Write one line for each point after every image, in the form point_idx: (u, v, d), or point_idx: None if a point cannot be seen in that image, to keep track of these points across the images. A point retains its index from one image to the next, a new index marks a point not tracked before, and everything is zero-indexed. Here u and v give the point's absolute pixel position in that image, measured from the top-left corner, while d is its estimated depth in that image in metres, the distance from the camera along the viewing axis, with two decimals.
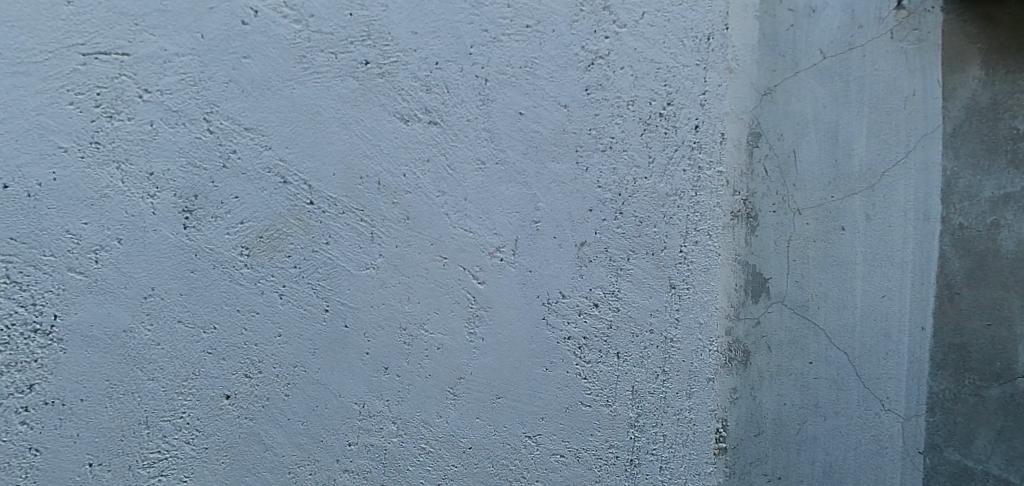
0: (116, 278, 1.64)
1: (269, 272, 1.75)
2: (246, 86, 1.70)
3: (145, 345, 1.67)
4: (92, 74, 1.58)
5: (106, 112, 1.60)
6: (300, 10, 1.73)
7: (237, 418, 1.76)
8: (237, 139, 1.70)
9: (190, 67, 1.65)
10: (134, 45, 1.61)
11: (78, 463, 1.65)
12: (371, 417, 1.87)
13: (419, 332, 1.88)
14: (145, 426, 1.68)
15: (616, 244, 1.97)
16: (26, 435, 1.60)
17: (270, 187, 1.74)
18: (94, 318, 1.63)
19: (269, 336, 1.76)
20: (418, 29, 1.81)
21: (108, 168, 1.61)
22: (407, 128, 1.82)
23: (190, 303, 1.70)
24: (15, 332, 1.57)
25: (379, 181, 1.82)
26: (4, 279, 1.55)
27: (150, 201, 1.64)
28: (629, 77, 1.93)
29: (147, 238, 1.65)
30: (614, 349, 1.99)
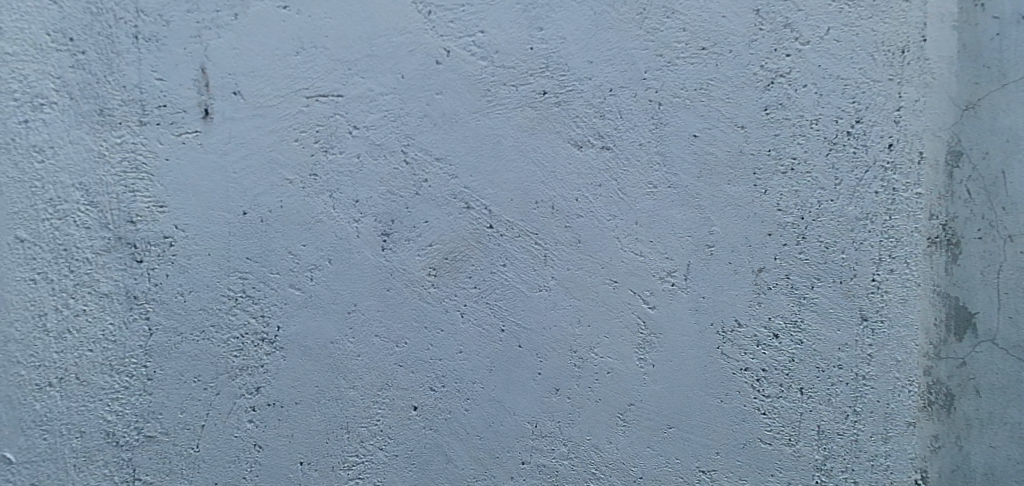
0: (326, 294, 1.83)
1: (452, 292, 1.87)
2: (437, 119, 1.84)
3: (348, 356, 1.84)
4: (313, 114, 1.80)
5: (323, 147, 1.80)
6: (486, 48, 1.85)
7: (423, 429, 1.87)
8: (428, 168, 1.84)
9: (391, 104, 1.83)
10: (347, 87, 1.81)
11: (291, 461, 1.82)
12: (544, 437, 1.90)
13: (589, 355, 1.89)
14: (346, 430, 1.84)
15: (798, 270, 1.86)
16: (253, 432, 1.79)
17: (456, 212, 1.86)
18: (308, 330, 1.82)
19: (451, 353, 1.87)
20: (593, 58, 1.86)
21: (323, 196, 1.81)
22: (581, 155, 1.87)
23: (385, 319, 1.85)
24: (248, 339, 1.78)
25: (552, 205, 1.88)
26: (241, 293, 1.78)
27: (355, 225, 1.82)
28: (813, 95, 1.84)
29: (352, 258, 1.83)
30: (797, 383, 1.87)
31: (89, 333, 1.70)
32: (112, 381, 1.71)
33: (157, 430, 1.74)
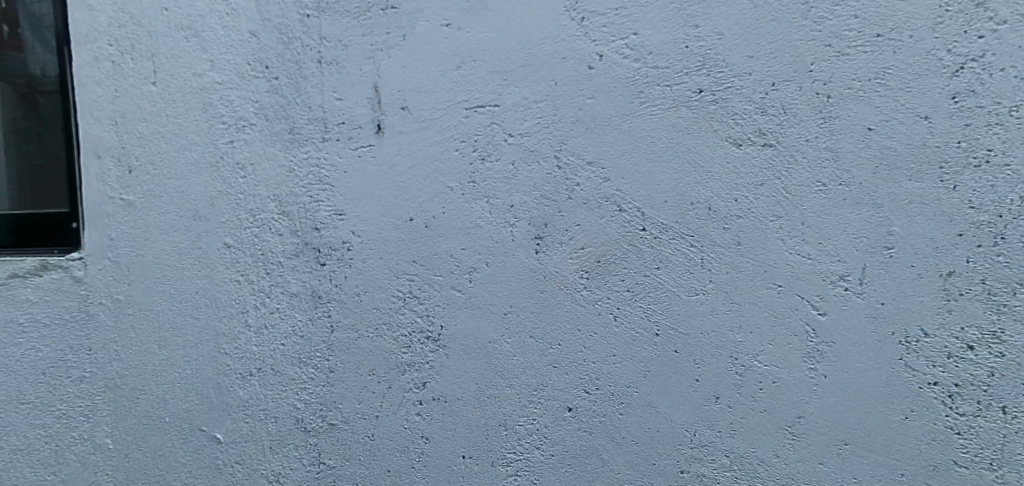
0: (484, 296, 1.85)
1: (605, 295, 1.83)
2: (590, 123, 1.79)
3: (505, 356, 1.86)
4: (472, 125, 1.81)
5: (481, 155, 1.81)
6: (639, 49, 1.77)
7: (579, 430, 1.87)
8: (581, 173, 1.80)
9: (544, 111, 1.80)
10: (503, 97, 1.80)
11: (455, 454, 1.89)
12: (704, 446, 1.83)
13: (752, 363, 1.79)
14: (505, 428, 1.88)
15: (997, 274, 1.66)
16: (420, 424, 1.89)
17: (608, 215, 1.81)
18: (468, 331, 1.86)
19: (605, 356, 1.84)
20: (754, 53, 1.74)
21: (480, 203, 1.83)
22: (739, 153, 1.76)
23: (539, 322, 1.85)
24: (415, 337, 1.86)
25: (710, 207, 1.78)
26: (408, 294, 1.86)
27: (510, 229, 1.83)
28: (1012, 79, 1.63)
29: (507, 261, 1.84)
30: (998, 401, 1.67)
31: (281, 329, 1.87)
32: (301, 371, 1.88)
33: (338, 419, 1.89)
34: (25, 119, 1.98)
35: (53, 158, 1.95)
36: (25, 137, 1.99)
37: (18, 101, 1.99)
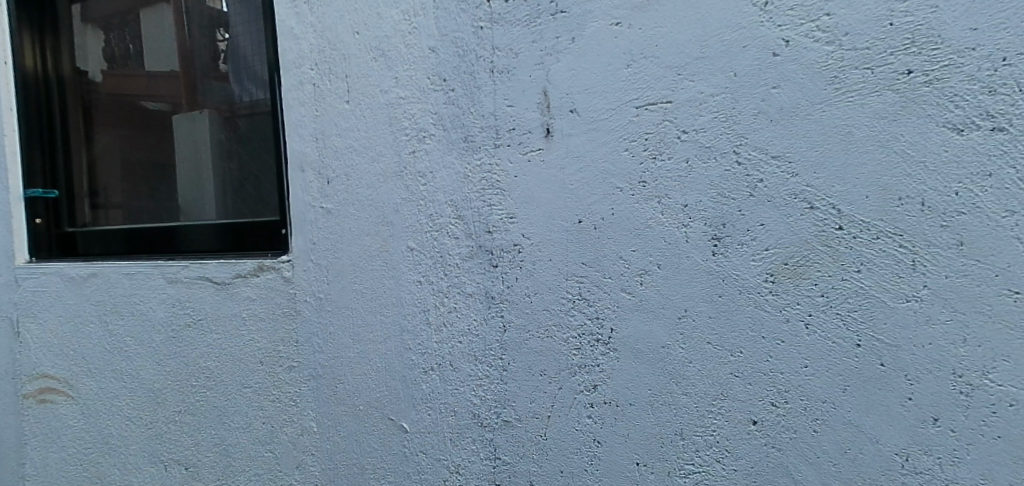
0: (658, 300, 1.64)
1: (794, 301, 1.53)
2: (776, 114, 1.51)
3: (681, 363, 1.63)
4: (643, 123, 1.62)
5: (652, 154, 1.62)
6: (835, 30, 1.45)
7: (765, 446, 1.58)
8: (764, 168, 1.53)
9: (723, 104, 1.55)
10: (676, 93, 1.59)
11: (628, 460, 1.71)
12: (918, 473, 1.45)
13: (977, 381, 1.38)
14: (681, 437, 1.65)
15: None
16: (593, 427, 1.74)
17: (797, 213, 1.51)
18: (641, 334, 1.66)
19: (795, 366, 1.54)
20: (978, 25, 1.35)
21: (651, 202, 1.63)
22: (961, 140, 1.38)
23: (718, 328, 1.59)
24: (585, 339, 1.72)
25: (923, 202, 1.41)
26: (576, 296, 1.72)
27: (684, 230, 1.60)
28: None
29: (682, 263, 1.61)
30: None
31: (459, 328, 1.88)
32: (477, 369, 1.86)
33: (511, 416, 1.83)
34: (227, 140, 2.68)
35: (245, 166, 2.59)
36: (226, 152, 2.68)
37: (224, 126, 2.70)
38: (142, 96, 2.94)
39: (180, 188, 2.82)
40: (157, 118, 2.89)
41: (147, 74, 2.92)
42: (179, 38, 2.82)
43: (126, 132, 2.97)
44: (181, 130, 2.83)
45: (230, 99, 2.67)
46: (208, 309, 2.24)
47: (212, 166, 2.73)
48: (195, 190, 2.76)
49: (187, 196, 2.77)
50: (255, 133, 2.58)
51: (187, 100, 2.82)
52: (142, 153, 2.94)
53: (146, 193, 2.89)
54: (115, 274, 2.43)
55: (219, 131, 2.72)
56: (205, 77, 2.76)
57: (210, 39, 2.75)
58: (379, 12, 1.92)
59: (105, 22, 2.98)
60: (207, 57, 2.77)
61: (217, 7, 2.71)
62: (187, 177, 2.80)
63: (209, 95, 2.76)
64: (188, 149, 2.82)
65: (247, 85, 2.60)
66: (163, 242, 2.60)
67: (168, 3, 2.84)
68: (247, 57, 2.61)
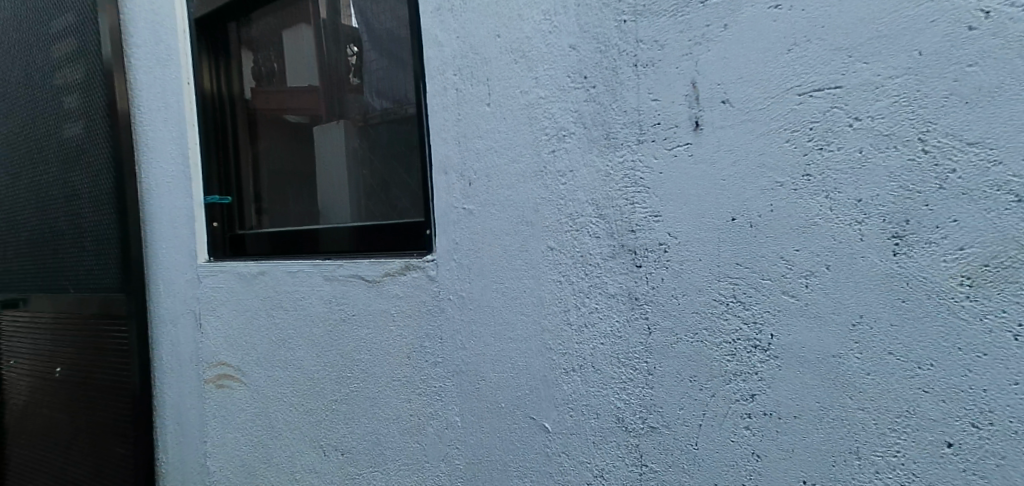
0: (827, 303, 1.50)
1: (998, 307, 1.31)
2: (972, 96, 1.31)
3: (856, 373, 1.47)
4: (807, 112, 1.49)
5: (818, 144, 1.48)
6: None
7: (963, 473, 1.36)
8: (957, 157, 1.33)
9: (905, 87, 1.38)
10: (848, 77, 1.44)
11: (792, 477, 1.56)
12: None
13: None
14: (857, 456, 1.48)
15: None
16: (751, 439, 1.61)
17: (1002, 207, 1.30)
18: (807, 341, 1.53)
19: (1002, 383, 1.31)
20: None
21: (817, 197, 1.49)
22: None
23: (901, 336, 1.41)
24: (741, 345, 1.61)
25: None
26: (731, 298, 1.62)
27: (858, 227, 1.45)
28: None
29: (856, 264, 1.46)
30: None
31: (601, 329, 1.83)
32: (621, 372, 1.80)
33: (659, 423, 1.75)
34: (360, 147, 2.89)
35: (376, 171, 2.79)
36: (360, 159, 2.89)
37: (357, 135, 2.91)
38: (288, 111, 3.24)
39: (319, 193, 3.08)
40: (301, 131, 3.18)
41: (293, 91, 3.22)
42: (320, 56, 3.09)
43: (275, 144, 3.29)
44: (321, 140, 3.09)
45: (362, 110, 2.87)
46: (359, 306, 2.39)
47: (347, 172, 2.95)
48: (334, 195, 3.00)
49: (327, 201, 3.02)
50: (384, 141, 2.76)
51: (326, 112, 3.07)
52: (288, 163, 3.24)
53: (291, 198, 3.18)
54: (279, 272, 2.67)
55: (352, 140, 2.94)
56: (342, 90, 3.01)
57: (345, 55, 2.98)
58: (518, 14, 1.94)
59: (258, 45, 3.31)
60: (342, 72, 3.00)
61: (350, 25, 2.93)
62: (325, 183, 3.05)
63: (344, 106, 2.99)
64: (326, 157, 3.06)
65: (377, 95, 2.79)
66: (306, 243, 2.90)
67: (309, 26, 3.10)
68: (377, 70, 2.79)
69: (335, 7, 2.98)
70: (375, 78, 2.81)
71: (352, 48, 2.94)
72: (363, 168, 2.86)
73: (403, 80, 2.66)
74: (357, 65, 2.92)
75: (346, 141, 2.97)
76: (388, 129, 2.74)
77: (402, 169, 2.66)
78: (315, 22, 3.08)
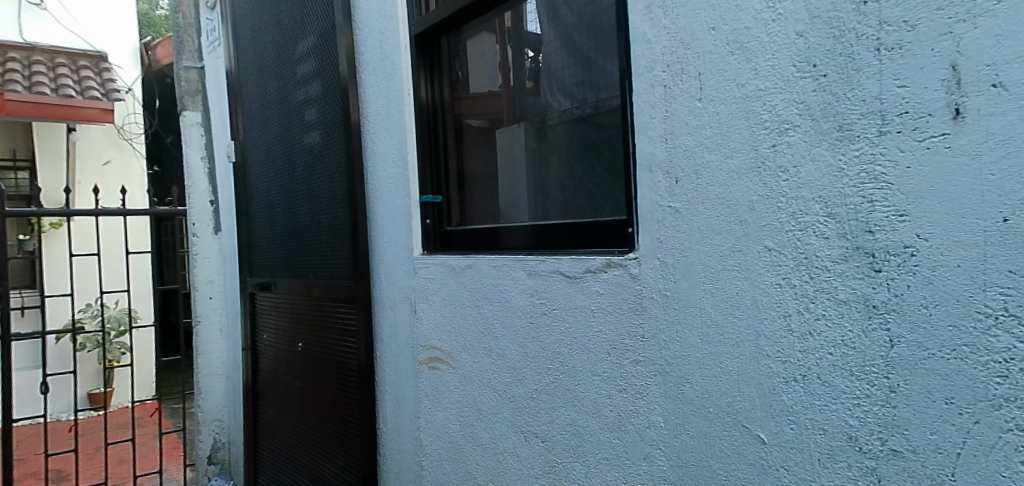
0: None
1: None
2: None
3: None
4: None
5: None
6: None
7: None
8: None
9: None
10: None
11: None
12: None
13: None
14: None
15: None
16: None
17: None
18: None
19: None
20: None
21: None
22: None
23: None
24: (1016, 366, 1.38)
25: None
26: (1002, 311, 1.39)
27: None
28: None
29: None
30: None
31: (829, 337, 1.69)
32: (854, 386, 1.65)
33: (903, 446, 1.57)
34: (539, 148, 3.08)
35: (554, 172, 2.95)
36: (538, 158, 3.08)
37: (535, 135, 3.10)
38: (472, 115, 3.48)
39: (500, 192, 3.31)
40: (483, 133, 3.42)
41: (475, 95, 3.46)
42: (501, 62, 3.30)
43: (457, 145, 3.54)
44: (502, 141, 3.31)
45: (543, 112, 3.06)
46: (560, 301, 2.46)
47: (526, 172, 3.15)
48: (512, 194, 3.23)
49: (509, 198, 3.24)
50: (566, 140, 2.91)
51: (507, 114, 3.29)
52: (469, 162, 3.50)
53: (476, 195, 3.46)
54: (484, 266, 2.85)
55: (531, 140, 3.13)
56: (524, 94, 3.19)
57: (527, 59, 3.15)
58: (737, 4, 1.86)
59: (450, 52, 3.49)
60: (523, 77, 3.19)
61: (532, 31, 3.09)
62: (506, 182, 3.27)
63: (525, 108, 3.17)
64: (506, 158, 3.29)
65: (558, 97, 2.95)
66: (488, 241, 3.20)
67: (493, 34, 3.31)
68: (560, 72, 2.95)
69: (516, 14, 3.12)
70: (556, 80, 2.98)
71: (533, 54, 3.11)
72: (543, 167, 3.04)
73: (594, 81, 2.72)
74: (539, 68, 3.08)
75: (526, 142, 3.16)
76: (565, 129, 2.90)
77: (578, 166, 2.81)
78: (499, 29, 3.25)
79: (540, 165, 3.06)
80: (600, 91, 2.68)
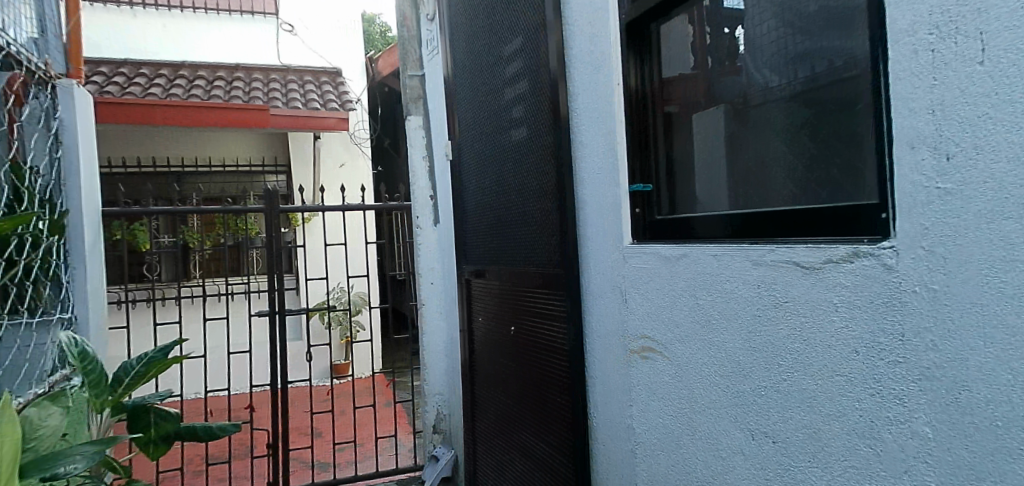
0: None
1: None
2: None
3: None
4: None
5: None
6: None
7: None
8: None
9: None
10: None
11: None
12: None
13: None
14: None
15: None
16: None
17: None
18: None
19: None
20: None
21: None
22: None
23: None
24: None
25: None
26: None
27: None
28: None
29: None
30: None
31: None
32: None
33: None
34: (738, 131, 3.04)
35: (755, 153, 2.95)
36: (736, 143, 3.07)
37: (735, 117, 3.05)
38: (669, 100, 3.40)
39: (696, 179, 3.28)
40: (679, 118, 3.35)
41: (673, 80, 3.36)
42: (698, 42, 3.21)
43: (645, 132, 3.44)
44: (698, 125, 3.26)
45: (744, 91, 2.98)
46: (794, 293, 2.29)
47: (723, 156, 3.13)
48: (710, 181, 3.20)
49: (704, 186, 3.22)
50: (774, 120, 2.84)
51: (704, 96, 3.20)
52: (666, 150, 3.42)
53: (670, 182, 3.40)
54: (703, 255, 2.74)
55: (730, 122, 3.09)
56: (720, 75, 3.11)
57: (725, 40, 3.07)
58: None
59: (665, 36, 3.36)
60: (722, 54, 3.09)
61: (732, 6, 3.01)
62: (703, 167, 3.25)
63: (722, 91, 3.10)
64: (703, 145, 3.26)
65: (760, 76, 2.91)
66: (685, 230, 3.17)
67: (687, 15, 3.23)
68: (765, 51, 2.87)
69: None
70: (758, 59, 2.90)
71: (735, 30, 3.01)
72: (743, 151, 3.02)
73: (806, 58, 2.65)
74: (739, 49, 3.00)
75: (725, 125, 3.12)
76: (769, 110, 2.86)
77: (786, 145, 2.78)
78: (694, 9, 3.19)
79: (739, 150, 3.04)
80: (816, 67, 2.60)
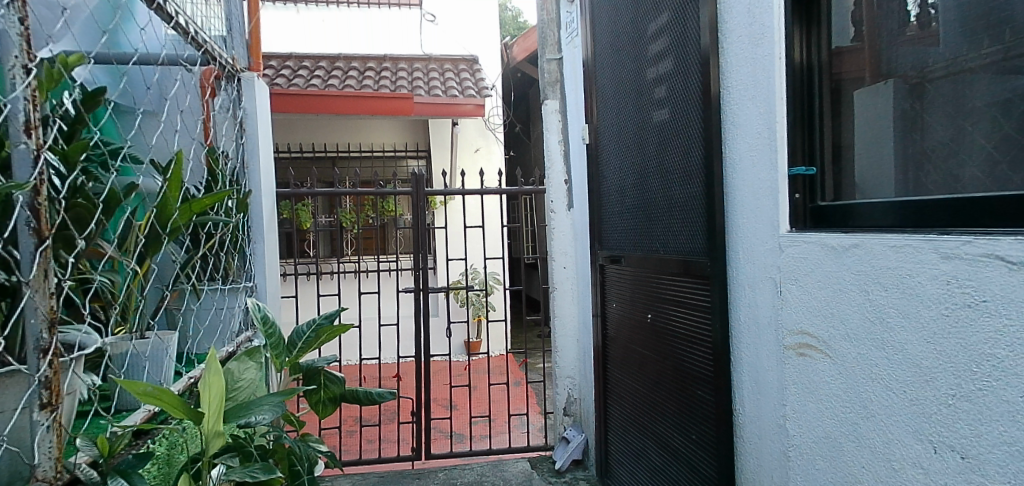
0: None
1: None
2: None
3: None
4: None
5: None
6: None
7: None
8: None
9: None
10: None
11: None
12: None
13: None
14: None
15: None
16: None
17: None
18: None
19: None
20: None
21: None
22: None
23: None
24: None
25: None
26: None
27: None
28: None
29: None
30: None
31: None
32: None
33: None
34: (912, 109, 2.83)
35: (933, 134, 2.72)
36: (909, 122, 2.84)
37: (910, 93, 2.83)
38: (839, 75, 3.12)
39: (855, 163, 3.06)
40: (843, 96, 3.11)
41: (845, 52, 3.08)
42: (867, 13, 3.00)
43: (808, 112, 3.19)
44: (862, 104, 3.04)
45: (923, 65, 2.77)
46: (996, 292, 2.05)
47: (891, 138, 2.91)
48: (873, 165, 2.98)
49: (863, 170, 3.02)
50: (959, 97, 2.63)
51: (872, 73, 3.00)
52: (833, 130, 3.15)
53: (833, 165, 3.14)
54: (877, 246, 2.50)
55: (902, 99, 2.87)
56: (893, 44, 2.90)
57: (901, 7, 2.86)
58: None
59: (836, 4, 3.09)
60: (899, 25, 2.87)
61: None
62: (863, 150, 3.02)
63: (898, 62, 2.89)
64: (866, 123, 3.03)
65: (945, 49, 2.68)
66: (847, 218, 2.97)
67: None
68: (950, 17, 2.66)
69: None
70: (941, 26, 2.69)
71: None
72: (918, 132, 2.79)
73: (998, 26, 2.46)
74: (919, 15, 2.78)
75: (895, 102, 2.90)
76: (956, 86, 2.64)
77: (970, 124, 2.59)
78: None
79: (912, 131, 2.81)
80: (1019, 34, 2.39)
